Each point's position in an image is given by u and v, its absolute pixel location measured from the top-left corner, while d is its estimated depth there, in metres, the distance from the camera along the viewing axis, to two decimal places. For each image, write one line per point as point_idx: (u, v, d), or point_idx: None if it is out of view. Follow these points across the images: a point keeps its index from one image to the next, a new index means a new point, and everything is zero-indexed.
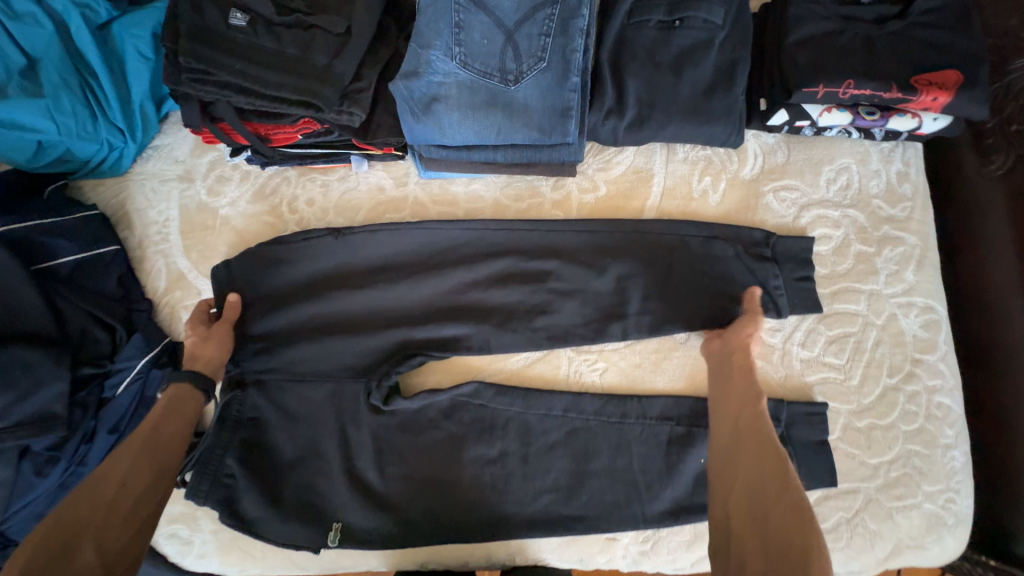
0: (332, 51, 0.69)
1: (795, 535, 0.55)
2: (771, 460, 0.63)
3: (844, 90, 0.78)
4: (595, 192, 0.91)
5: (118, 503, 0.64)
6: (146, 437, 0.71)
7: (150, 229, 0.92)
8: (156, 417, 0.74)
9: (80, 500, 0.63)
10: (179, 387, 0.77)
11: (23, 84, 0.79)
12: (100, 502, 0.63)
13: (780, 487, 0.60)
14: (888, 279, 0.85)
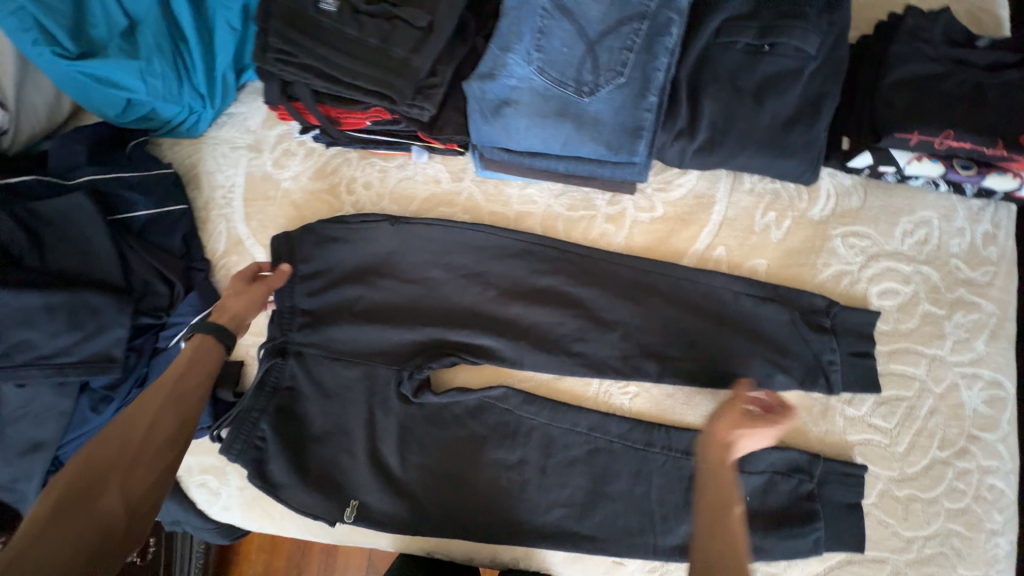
0: (412, 45, 0.69)
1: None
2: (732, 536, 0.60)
3: (941, 141, 0.73)
4: (652, 212, 0.89)
5: (145, 446, 0.60)
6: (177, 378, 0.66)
7: (216, 192, 0.97)
8: (190, 356, 0.70)
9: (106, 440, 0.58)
10: (207, 334, 0.72)
11: (122, 46, 0.84)
12: (127, 443, 0.59)
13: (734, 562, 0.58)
14: (955, 345, 0.79)
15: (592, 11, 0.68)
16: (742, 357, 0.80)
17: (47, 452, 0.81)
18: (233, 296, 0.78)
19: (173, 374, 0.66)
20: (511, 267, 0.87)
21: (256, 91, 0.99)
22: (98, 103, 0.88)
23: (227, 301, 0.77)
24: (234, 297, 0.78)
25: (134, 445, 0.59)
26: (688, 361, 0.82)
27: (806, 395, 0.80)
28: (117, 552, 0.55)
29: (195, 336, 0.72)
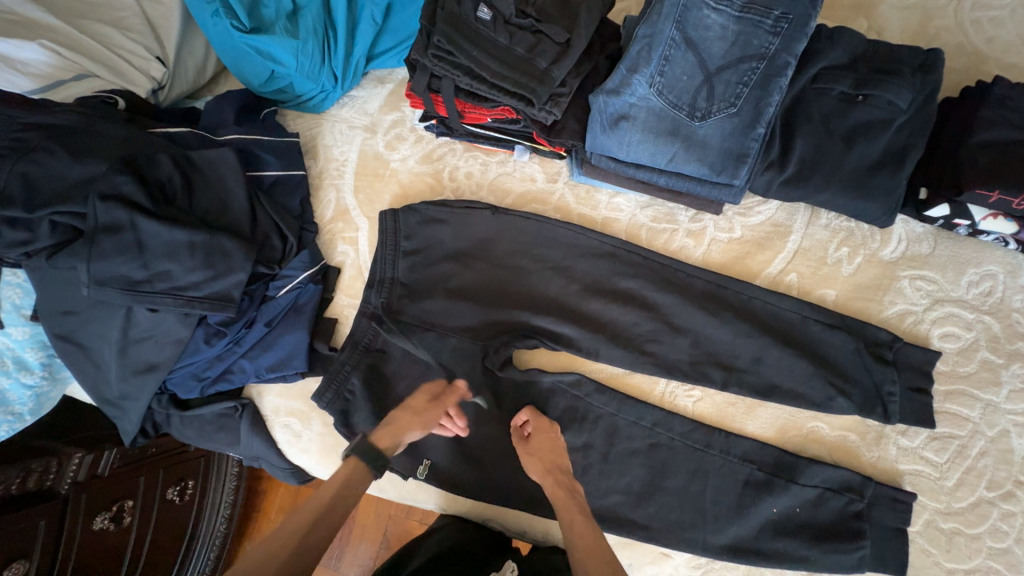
0: (552, 57, 0.78)
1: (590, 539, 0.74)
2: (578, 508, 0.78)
3: (1019, 202, 0.79)
4: (730, 233, 0.96)
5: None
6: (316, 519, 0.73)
7: (331, 163, 1.06)
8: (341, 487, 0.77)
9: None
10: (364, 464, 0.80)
11: (285, 25, 0.94)
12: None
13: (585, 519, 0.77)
14: (1011, 394, 0.84)
15: (716, 46, 0.76)
16: (805, 378, 0.86)
17: (161, 374, 0.90)
18: (411, 420, 0.85)
19: (310, 518, 0.72)
20: (595, 267, 0.94)
21: (377, 78, 1.09)
22: (249, 72, 0.98)
23: (412, 419, 0.84)
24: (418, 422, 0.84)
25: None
26: (753, 375, 0.88)
27: (859, 421, 0.86)
28: None
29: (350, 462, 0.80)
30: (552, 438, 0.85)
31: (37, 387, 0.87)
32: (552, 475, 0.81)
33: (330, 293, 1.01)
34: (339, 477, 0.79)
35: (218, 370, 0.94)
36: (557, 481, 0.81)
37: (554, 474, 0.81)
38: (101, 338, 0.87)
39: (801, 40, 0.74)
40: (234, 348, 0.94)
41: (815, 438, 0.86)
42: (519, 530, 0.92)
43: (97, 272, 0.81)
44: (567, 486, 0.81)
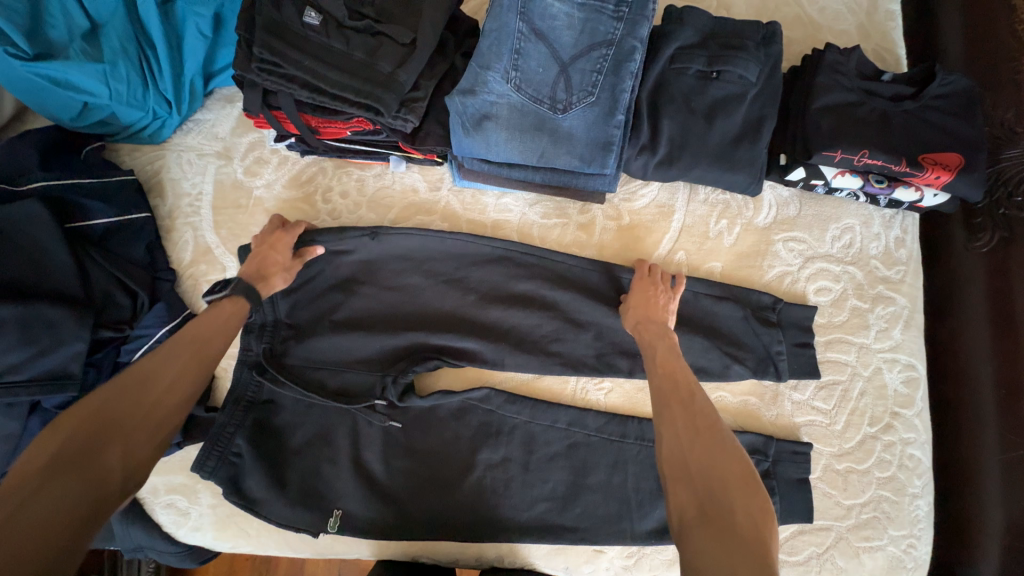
0: (397, 60, 0.73)
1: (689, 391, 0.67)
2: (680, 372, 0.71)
3: (859, 158, 0.85)
4: (619, 220, 0.95)
5: (159, 404, 0.58)
6: (199, 340, 0.66)
7: (182, 200, 0.93)
8: (221, 317, 0.70)
9: (131, 381, 0.57)
10: (245, 301, 0.74)
11: (83, 48, 0.80)
12: (147, 388, 0.58)
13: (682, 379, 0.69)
14: (878, 334, 0.91)
15: (565, 35, 0.74)
16: (704, 352, 0.88)
17: None
18: (269, 260, 0.81)
19: (192, 342, 0.65)
20: (490, 274, 0.90)
21: (225, 97, 0.96)
22: (50, 105, 0.83)
23: (263, 255, 0.81)
24: (269, 255, 0.81)
25: (95, 483, 0.50)
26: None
27: (757, 380, 0.89)
28: (106, 505, 0.50)
29: (229, 299, 0.73)
30: (654, 298, 0.84)
31: None
32: (645, 326, 0.81)
33: None
34: (221, 311, 0.71)
35: None
36: (653, 328, 0.80)
37: (644, 328, 0.81)
38: None
39: (644, 23, 0.74)
40: None
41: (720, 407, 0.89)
42: (454, 560, 0.88)
43: None
44: (659, 336, 0.78)
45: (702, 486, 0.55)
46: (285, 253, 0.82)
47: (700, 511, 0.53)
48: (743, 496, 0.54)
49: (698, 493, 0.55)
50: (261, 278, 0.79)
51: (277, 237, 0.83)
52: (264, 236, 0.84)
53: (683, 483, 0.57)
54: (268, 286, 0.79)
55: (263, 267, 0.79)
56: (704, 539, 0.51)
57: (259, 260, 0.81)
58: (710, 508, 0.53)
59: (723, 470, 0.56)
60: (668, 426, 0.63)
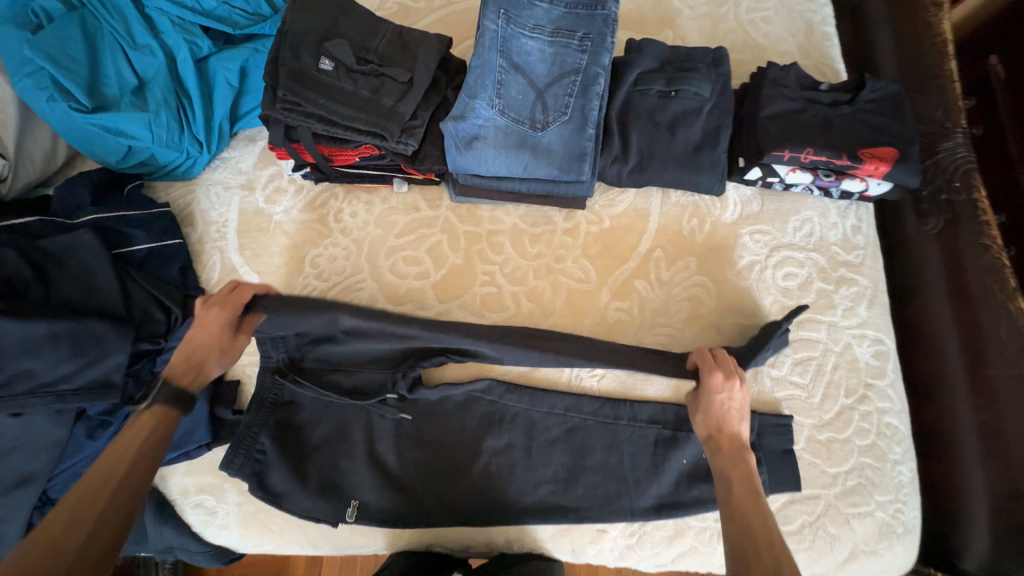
0: (398, 95, 0.86)
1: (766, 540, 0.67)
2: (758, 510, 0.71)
3: (805, 156, 0.96)
4: (600, 224, 1.06)
5: (88, 547, 0.60)
6: (125, 470, 0.67)
7: (210, 227, 1.05)
8: (141, 436, 0.71)
9: (51, 534, 0.59)
10: (166, 405, 0.74)
11: (132, 101, 0.94)
12: (71, 536, 0.59)
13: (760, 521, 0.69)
14: (845, 312, 1.00)
15: (539, 66, 0.88)
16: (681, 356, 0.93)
17: (37, 485, 0.82)
18: (203, 346, 0.81)
19: (112, 474, 0.66)
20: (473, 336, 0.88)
21: (247, 137, 1.09)
22: (101, 151, 0.96)
23: (197, 340, 0.81)
24: (202, 339, 0.81)
25: None
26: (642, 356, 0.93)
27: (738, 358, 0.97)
28: None
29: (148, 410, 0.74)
30: (722, 404, 0.82)
31: None
32: (720, 438, 0.80)
33: None
34: (139, 428, 0.72)
35: None
36: (727, 451, 0.79)
37: (717, 445, 0.80)
38: None
39: (605, 53, 0.87)
40: None
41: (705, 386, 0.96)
42: (465, 546, 0.94)
43: None
44: (738, 459, 0.77)
45: None
46: (220, 334, 0.82)
47: None
48: None
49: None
50: (198, 367, 0.80)
51: (216, 316, 0.83)
52: (203, 311, 0.83)
53: None
54: (202, 375, 0.81)
55: (195, 356, 0.80)
56: None
57: (191, 346, 0.81)
58: None
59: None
60: None
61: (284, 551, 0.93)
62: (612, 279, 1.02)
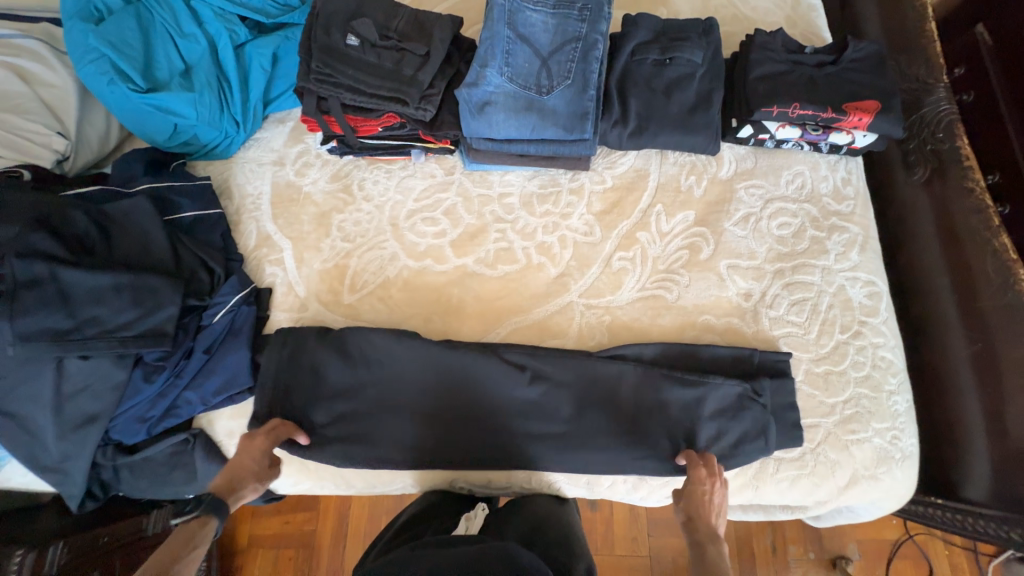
0: (417, 65, 0.96)
1: None
2: None
3: (793, 110, 1.04)
4: (604, 184, 1.14)
5: None
6: None
7: (246, 200, 1.15)
8: (176, 553, 0.71)
9: None
10: (205, 521, 0.75)
11: (180, 83, 1.05)
12: None
13: None
14: (838, 257, 1.06)
15: (542, 36, 0.97)
16: (676, 402, 0.96)
17: (102, 423, 0.91)
18: (242, 471, 0.83)
19: None
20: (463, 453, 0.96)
21: (278, 119, 1.20)
22: (152, 130, 1.07)
23: (236, 466, 0.83)
24: (241, 466, 0.83)
25: None
26: (641, 342, 1.00)
27: (738, 298, 1.04)
28: None
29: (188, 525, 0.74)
30: (703, 495, 0.84)
31: None
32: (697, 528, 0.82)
33: (265, 312, 1.06)
34: (177, 542, 0.72)
35: (161, 408, 0.96)
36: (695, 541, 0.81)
37: (697, 530, 0.82)
38: (34, 400, 0.89)
39: (603, 21, 0.96)
40: (176, 381, 0.97)
41: (721, 384, 0.95)
42: (486, 483, 1.01)
43: (21, 328, 0.84)
44: (712, 546, 0.79)
45: None
46: (257, 461, 0.85)
47: None
48: None
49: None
50: (230, 488, 0.80)
51: (259, 444, 0.86)
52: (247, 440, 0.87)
53: None
54: (235, 497, 0.80)
55: (232, 481, 0.81)
56: None
57: (230, 471, 0.82)
58: None
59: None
60: None
61: (318, 489, 1.02)
62: (616, 233, 1.10)
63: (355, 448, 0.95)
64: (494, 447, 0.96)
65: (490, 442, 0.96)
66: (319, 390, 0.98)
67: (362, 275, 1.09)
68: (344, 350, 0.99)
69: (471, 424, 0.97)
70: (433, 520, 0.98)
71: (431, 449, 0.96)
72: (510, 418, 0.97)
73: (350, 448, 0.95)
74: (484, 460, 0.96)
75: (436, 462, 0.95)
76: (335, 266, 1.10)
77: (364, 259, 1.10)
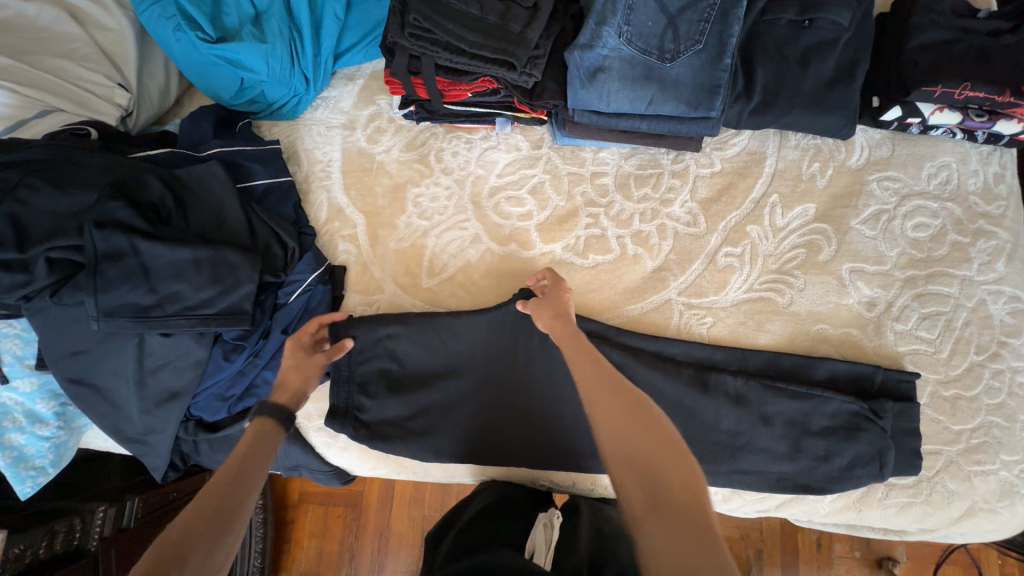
0: (525, 21, 0.82)
1: (617, 378, 0.65)
2: (604, 364, 0.68)
3: (960, 91, 0.87)
4: (711, 167, 1.01)
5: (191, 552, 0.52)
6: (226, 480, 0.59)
7: (316, 166, 1.06)
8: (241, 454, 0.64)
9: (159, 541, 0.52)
10: (272, 422, 0.70)
11: (252, 32, 0.95)
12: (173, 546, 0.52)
13: (606, 367, 0.67)
14: (980, 267, 0.93)
15: None
16: (782, 419, 0.89)
17: (184, 401, 0.89)
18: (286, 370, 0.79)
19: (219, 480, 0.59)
20: (530, 455, 0.92)
21: (347, 76, 1.09)
22: (219, 84, 0.98)
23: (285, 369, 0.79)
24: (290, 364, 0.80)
25: None
26: (746, 354, 0.92)
27: (859, 307, 0.93)
28: None
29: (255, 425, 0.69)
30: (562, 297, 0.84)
31: (54, 438, 0.90)
32: (556, 326, 0.79)
33: (340, 291, 1.00)
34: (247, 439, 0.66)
35: (241, 387, 0.93)
36: (567, 333, 0.76)
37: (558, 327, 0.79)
38: (117, 373, 0.87)
39: None
40: (255, 361, 0.93)
41: (830, 399, 0.88)
42: (568, 483, 1.00)
43: (104, 304, 0.80)
44: (573, 332, 0.76)
45: (642, 470, 0.55)
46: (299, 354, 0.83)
47: (648, 497, 0.53)
48: (673, 463, 0.55)
49: (641, 479, 0.54)
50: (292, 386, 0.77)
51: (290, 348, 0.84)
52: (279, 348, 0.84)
53: (623, 469, 0.56)
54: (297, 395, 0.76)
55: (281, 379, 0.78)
56: (660, 526, 0.50)
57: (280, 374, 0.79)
58: (659, 496, 0.52)
59: (657, 437, 0.57)
60: (601, 420, 0.61)
61: (394, 474, 1.01)
62: (723, 225, 0.99)
63: (431, 443, 0.92)
64: (566, 450, 0.92)
65: (556, 448, 0.92)
66: (400, 377, 0.95)
67: (441, 257, 1.01)
68: (424, 341, 0.95)
69: (552, 428, 0.92)
70: (501, 521, 0.90)
71: (497, 446, 0.92)
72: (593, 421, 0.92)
73: (425, 441, 0.92)
74: (557, 459, 0.92)
75: (507, 456, 0.92)
76: (412, 245, 1.02)
77: (442, 239, 1.02)
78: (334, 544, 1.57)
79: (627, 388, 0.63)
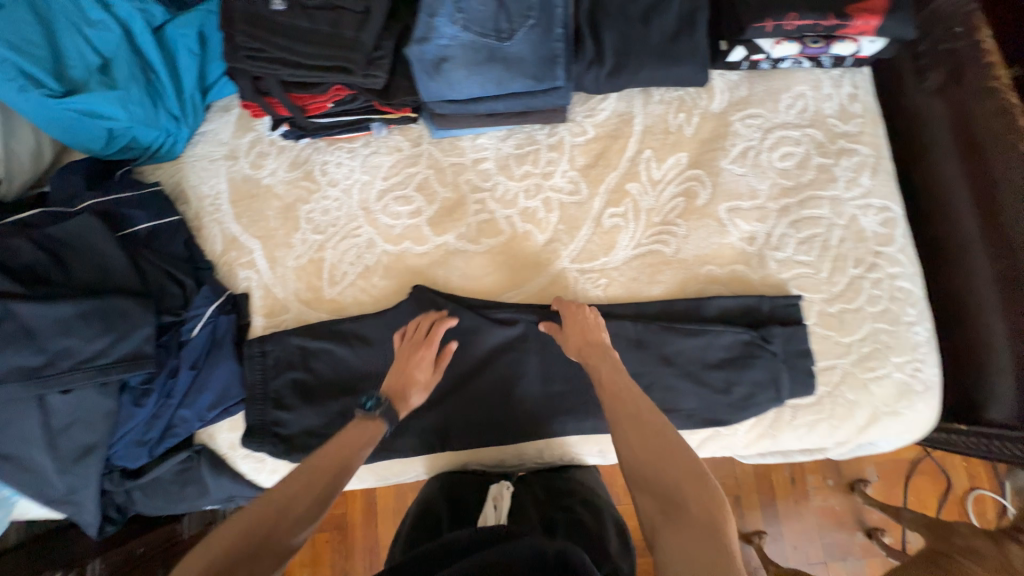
0: (356, 25, 0.86)
1: (646, 408, 0.69)
2: (636, 394, 0.71)
3: (789, 22, 0.91)
4: (585, 135, 1.04)
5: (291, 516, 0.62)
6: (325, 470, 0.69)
7: (204, 201, 1.07)
8: (350, 448, 0.73)
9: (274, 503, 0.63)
10: (377, 425, 0.77)
11: (101, 81, 0.95)
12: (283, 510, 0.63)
13: (636, 396, 0.70)
14: (847, 184, 0.97)
15: None
16: (684, 362, 0.91)
17: (99, 454, 0.89)
18: (405, 377, 0.84)
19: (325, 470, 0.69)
20: (463, 436, 0.94)
21: (222, 107, 1.10)
22: (83, 138, 0.98)
23: (410, 374, 0.84)
24: (413, 372, 0.84)
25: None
26: (643, 307, 0.95)
27: (741, 242, 0.96)
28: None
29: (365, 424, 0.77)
30: (585, 322, 0.85)
31: None
32: (585, 351, 0.81)
33: (245, 318, 1.01)
34: (352, 431, 0.75)
35: (158, 430, 0.93)
36: (594, 350, 0.80)
37: (585, 354, 0.80)
38: (25, 438, 0.87)
39: None
40: (167, 402, 0.93)
41: (723, 332, 0.91)
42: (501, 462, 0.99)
43: None
44: (601, 357, 0.79)
45: (661, 494, 0.60)
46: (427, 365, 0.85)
47: (665, 514, 0.59)
48: (692, 489, 0.60)
49: (660, 501, 0.60)
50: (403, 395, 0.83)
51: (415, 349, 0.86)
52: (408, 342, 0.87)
53: (644, 492, 0.61)
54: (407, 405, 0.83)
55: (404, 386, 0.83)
56: (674, 540, 0.56)
57: (403, 378, 0.84)
58: (674, 515, 0.58)
59: (677, 466, 0.62)
60: (626, 442, 0.66)
61: None
62: (604, 187, 1.02)
63: None
64: (498, 424, 0.94)
65: (485, 423, 0.94)
66: (314, 391, 0.96)
67: (340, 267, 1.02)
68: (336, 350, 0.96)
69: (478, 405, 0.94)
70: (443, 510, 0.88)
71: (435, 433, 0.94)
72: (512, 394, 0.94)
73: None
74: (489, 433, 0.94)
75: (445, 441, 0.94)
76: (310, 261, 1.03)
77: (339, 249, 1.03)
78: (325, 570, 1.57)
79: (661, 420, 0.67)
